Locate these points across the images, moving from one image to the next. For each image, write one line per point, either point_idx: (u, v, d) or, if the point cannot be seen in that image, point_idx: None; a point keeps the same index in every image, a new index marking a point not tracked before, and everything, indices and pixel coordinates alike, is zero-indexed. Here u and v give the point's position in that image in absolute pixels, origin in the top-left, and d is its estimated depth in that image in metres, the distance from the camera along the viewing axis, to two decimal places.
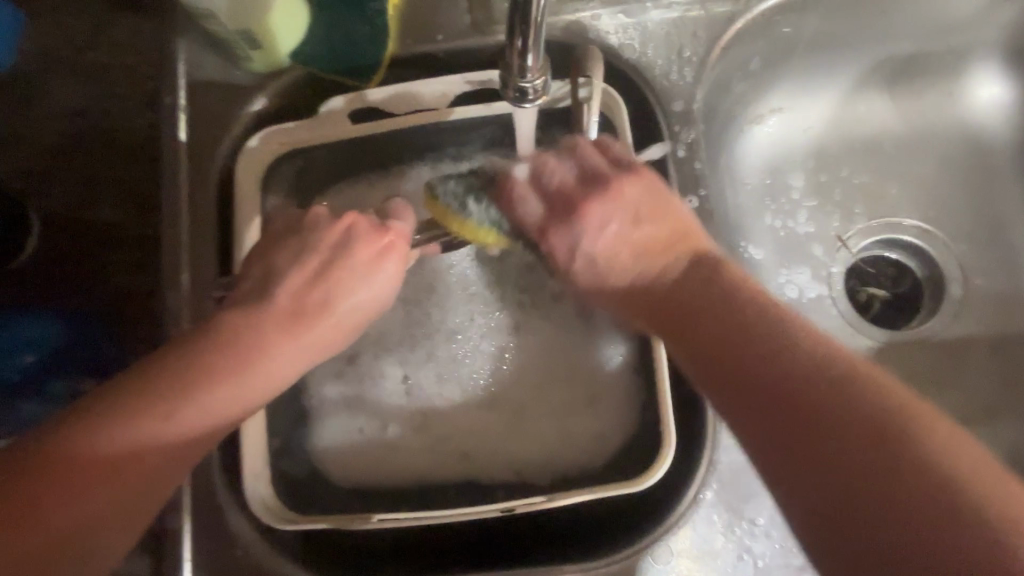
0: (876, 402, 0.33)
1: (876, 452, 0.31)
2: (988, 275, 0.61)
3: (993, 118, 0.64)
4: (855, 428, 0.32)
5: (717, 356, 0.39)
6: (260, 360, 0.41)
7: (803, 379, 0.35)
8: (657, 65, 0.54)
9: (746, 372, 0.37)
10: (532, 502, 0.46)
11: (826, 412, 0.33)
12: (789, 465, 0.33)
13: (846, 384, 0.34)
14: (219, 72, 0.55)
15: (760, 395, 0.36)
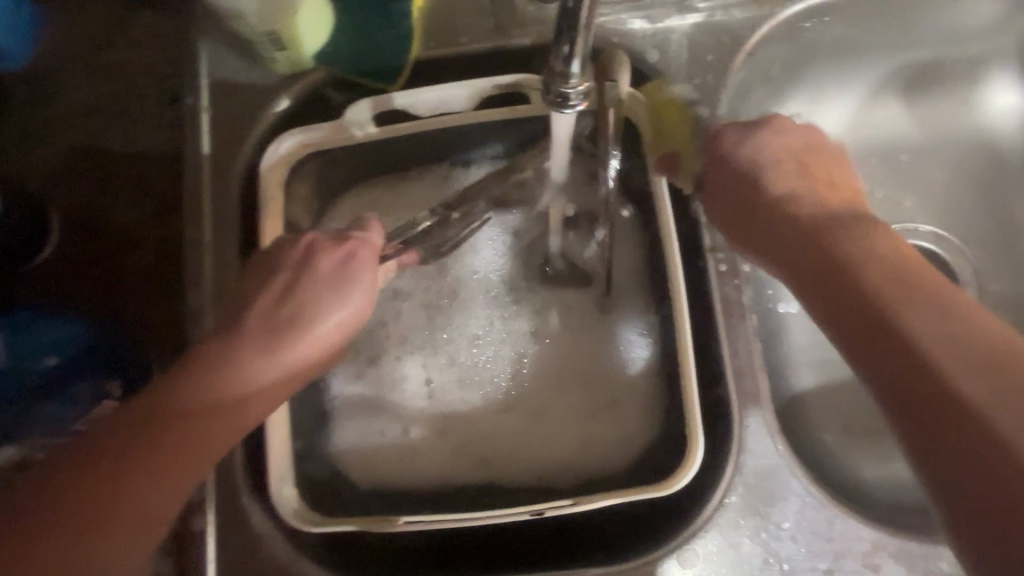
0: (972, 357, 0.33)
1: (962, 409, 0.32)
2: (1019, 281, 0.60)
3: (1010, 125, 0.62)
4: (952, 377, 0.33)
5: (826, 287, 0.40)
6: (237, 368, 0.40)
7: (898, 333, 0.36)
8: (681, 70, 0.54)
9: (857, 317, 0.37)
10: (559, 506, 0.46)
11: (929, 367, 0.34)
12: (894, 399, 0.35)
13: (956, 351, 0.34)
14: (242, 72, 0.55)
15: (868, 328, 0.37)
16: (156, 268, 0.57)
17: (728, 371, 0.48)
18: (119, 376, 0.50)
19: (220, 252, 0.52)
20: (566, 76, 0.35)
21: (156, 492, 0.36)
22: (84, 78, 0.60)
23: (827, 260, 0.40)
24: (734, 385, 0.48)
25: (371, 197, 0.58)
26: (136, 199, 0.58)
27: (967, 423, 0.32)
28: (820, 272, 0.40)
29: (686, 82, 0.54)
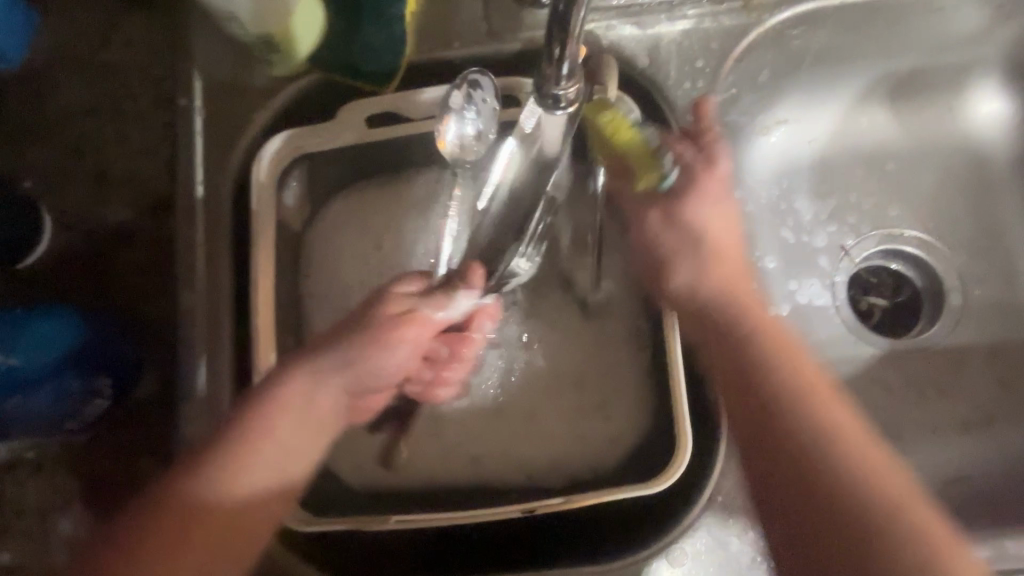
0: (859, 483, 0.40)
1: (848, 528, 0.39)
2: (1001, 286, 0.61)
3: (993, 132, 0.63)
4: (837, 509, 0.39)
5: (764, 465, 0.42)
6: (257, 441, 0.42)
7: (794, 458, 0.41)
8: (671, 75, 0.55)
9: (774, 475, 0.42)
10: (552, 503, 0.46)
11: (824, 477, 0.40)
12: (779, 511, 0.41)
13: (833, 462, 0.41)
14: (237, 73, 0.55)
15: (773, 448, 0.42)
16: (149, 271, 0.55)
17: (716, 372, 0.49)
18: (110, 376, 0.50)
19: (214, 253, 0.53)
20: (558, 80, 0.36)
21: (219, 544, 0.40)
22: (86, 70, 0.57)
23: (745, 386, 0.45)
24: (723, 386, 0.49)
25: (363, 198, 0.58)
26: (129, 197, 0.56)
27: (853, 544, 0.38)
28: (738, 368, 0.46)
29: (676, 88, 0.54)
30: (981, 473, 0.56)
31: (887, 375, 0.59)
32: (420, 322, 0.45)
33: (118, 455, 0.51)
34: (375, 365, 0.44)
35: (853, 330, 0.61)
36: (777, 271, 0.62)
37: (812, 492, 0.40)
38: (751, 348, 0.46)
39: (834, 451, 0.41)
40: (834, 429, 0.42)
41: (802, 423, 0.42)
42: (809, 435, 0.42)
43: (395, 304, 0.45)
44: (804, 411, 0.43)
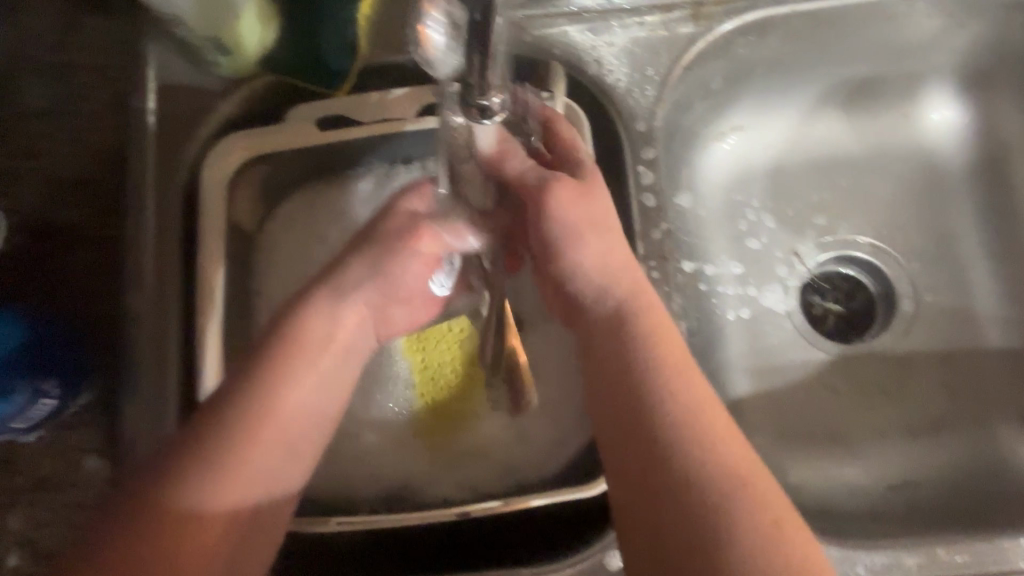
0: (676, 433, 0.37)
1: (671, 504, 0.35)
2: (953, 293, 0.62)
3: (946, 140, 0.64)
4: (679, 472, 0.36)
5: (617, 418, 0.39)
6: (307, 344, 0.42)
7: (639, 421, 0.38)
8: (620, 82, 0.55)
9: (614, 430, 0.39)
10: (486, 507, 0.46)
11: (676, 490, 0.35)
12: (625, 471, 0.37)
13: (670, 426, 0.37)
14: (189, 76, 0.55)
15: (619, 388, 0.39)
16: (99, 271, 0.54)
17: None
18: (57, 377, 0.49)
19: (163, 255, 0.53)
20: (484, 91, 0.35)
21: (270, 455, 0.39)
22: (40, 71, 0.57)
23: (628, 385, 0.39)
24: None
25: (311, 196, 0.59)
26: (80, 199, 0.55)
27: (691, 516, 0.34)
28: (616, 371, 0.40)
29: (625, 96, 0.55)
30: (927, 478, 0.56)
31: (835, 380, 0.60)
32: (432, 238, 0.46)
33: (66, 456, 0.51)
34: (397, 285, 0.46)
35: (803, 334, 0.61)
36: (727, 276, 0.62)
37: (658, 500, 0.35)
38: (641, 356, 0.40)
39: (690, 446, 0.37)
40: (691, 434, 0.37)
41: (662, 425, 0.37)
42: (691, 428, 0.37)
43: (400, 218, 0.46)
44: (678, 407, 0.38)
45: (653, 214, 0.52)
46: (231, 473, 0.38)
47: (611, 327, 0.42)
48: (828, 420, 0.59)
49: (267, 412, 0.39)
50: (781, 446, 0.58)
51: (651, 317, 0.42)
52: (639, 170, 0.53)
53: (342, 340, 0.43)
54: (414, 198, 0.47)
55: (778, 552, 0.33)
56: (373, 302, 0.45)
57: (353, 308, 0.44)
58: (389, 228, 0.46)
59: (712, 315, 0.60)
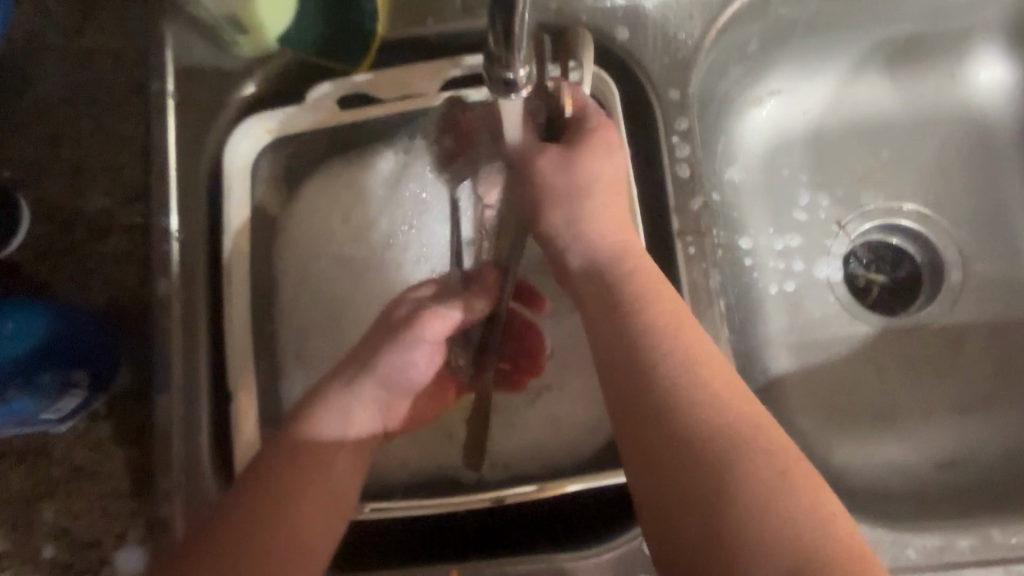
0: (679, 385, 0.39)
1: (680, 447, 0.37)
2: (1004, 262, 0.59)
3: (997, 99, 0.60)
4: (686, 417, 0.38)
5: (620, 374, 0.40)
6: (338, 397, 0.44)
7: (642, 375, 0.39)
8: (652, 48, 0.52)
9: (619, 382, 0.40)
10: (522, 491, 0.46)
11: (683, 448, 0.37)
12: (631, 416, 0.39)
13: (673, 377, 0.39)
14: (209, 57, 0.54)
15: (622, 345, 0.41)
16: (124, 260, 0.53)
17: None
18: (86, 368, 0.49)
19: (190, 242, 0.52)
20: (511, 63, 0.33)
21: (320, 493, 0.40)
22: (60, 57, 0.56)
23: (627, 352, 0.40)
24: None
25: (334, 174, 0.57)
26: (104, 186, 0.55)
27: (701, 459, 0.36)
28: (614, 339, 0.41)
29: (658, 63, 0.52)
30: (978, 455, 0.54)
31: (879, 355, 0.58)
32: (436, 319, 0.47)
33: (98, 447, 0.51)
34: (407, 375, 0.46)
35: (846, 307, 0.59)
36: (765, 250, 0.60)
37: (664, 448, 0.37)
38: (639, 324, 0.41)
39: (692, 406, 0.38)
40: (692, 395, 0.38)
41: (664, 375, 0.39)
42: (692, 388, 0.39)
43: (403, 307, 0.48)
44: (678, 369, 0.39)
45: (687, 186, 0.50)
46: (289, 510, 0.39)
47: (604, 299, 0.43)
48: (874, 397, 0.57)
49: (311, 452, 0.41)
50: (823, 424, 0.56)
51: (649, 285, 0.43)
52: (673, 140, 0.51)
53: (370, 402, 0.45)
54: (421, 288, 0.50)
55: (782, 500, 0.34)
56: (382, 390, 0.45)
57: (369, 388, 0.45)
58: (396, 315, 0.48)
59: (750, 290, 0.58)
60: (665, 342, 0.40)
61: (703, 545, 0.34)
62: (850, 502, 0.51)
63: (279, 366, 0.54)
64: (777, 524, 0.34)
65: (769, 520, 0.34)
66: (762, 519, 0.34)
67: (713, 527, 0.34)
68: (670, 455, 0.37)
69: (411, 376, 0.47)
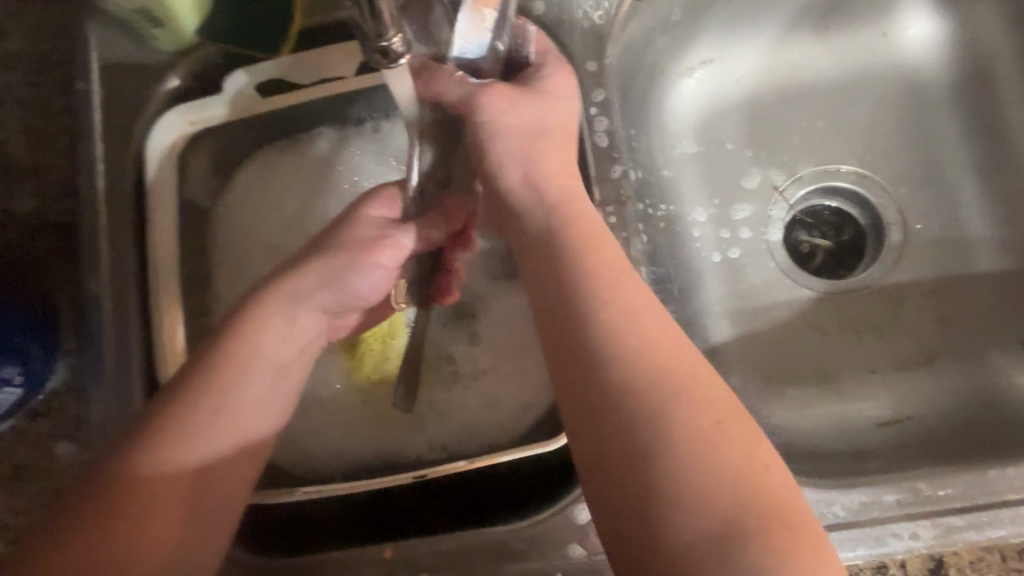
0: (616, 334, 0.35)
1: (610, 402, 0.34)
2: (943, 218, 0.58)
3: (927, 54, 0.60)
4: (619, 369, 0.34)
5: (556, 321, 0.37)
6: (256, 340, 0.40)
7: (578, 323, 0.36)
8: (567, 21, 0.52)
9: (554, 330, 0.37)
10: (446, 467, 0.46)
11: (617, 403, 0.33)
12: (564, 366, 0.36)
13: (608, 326, 0.36)
14: (130, 53, 0.53)
15: (560, 293, 0.38)
16: (58, 257, 0.54)
17: None
18: (19, 363, 0.49)
19: (118, 236, 0.51)
20: (381, 32, 0.33)
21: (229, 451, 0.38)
22: None
23: (563, 304, 0.37)
24: None
25: (270, 163, 0.58)
26: (35, 186, 0.54)
27: (630, 414, 0.33)
28: (552, 286, 0.38)
29: (575, 35, 0.52)
30: (921, 411, 0.54)
31: (820, 317, 0.57)
32: (394, 246, 0.44)
33: (37, 445, 0.51)
34: (353, 295, 0.44)
35: (786, 272, 0.59)
36: (703, 219, 0.59)
37: (597, 403, 0.34)
38: (577, 272, 0.38)
39: (627, 357, 0.35)
40: (631, 342, 0.35)
41: (597, 324, 0.36)
42: (631, 341, 0.35)
43: (366, 228, 0.44)
44: (618, 320, 0.36)
45: (606, 155, 0.50)
46: (198, 470, 0.37)
47: (545, 250, 0.40)
48: (815, 359, 0.56)
49: (225, 406, 0.38)
50: (763, 389, 0.56)
51: (589, 233, 0.40)
52: (591, 112, 0.51)
53: (288, 343, 0.42)
54: (378, 204, 0.45)
55: (719, 455, 0.32)
56: (329, 304, 0.44)
57: (305, 312, 0.42)
58: (350, 234, 0.44)
59: (689, 259, 0.58)
60: (603, 290, 0.37)
61: (638, 508, 0.31)
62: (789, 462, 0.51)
63: None
64: (711, 479, 0.31)
65: (705, 476, 0.31)
66: (698, 472, 0.31)
67: (645, 487, 0.32)
68: (605, 412, 0.34)
69: (360, 295, 0.45)
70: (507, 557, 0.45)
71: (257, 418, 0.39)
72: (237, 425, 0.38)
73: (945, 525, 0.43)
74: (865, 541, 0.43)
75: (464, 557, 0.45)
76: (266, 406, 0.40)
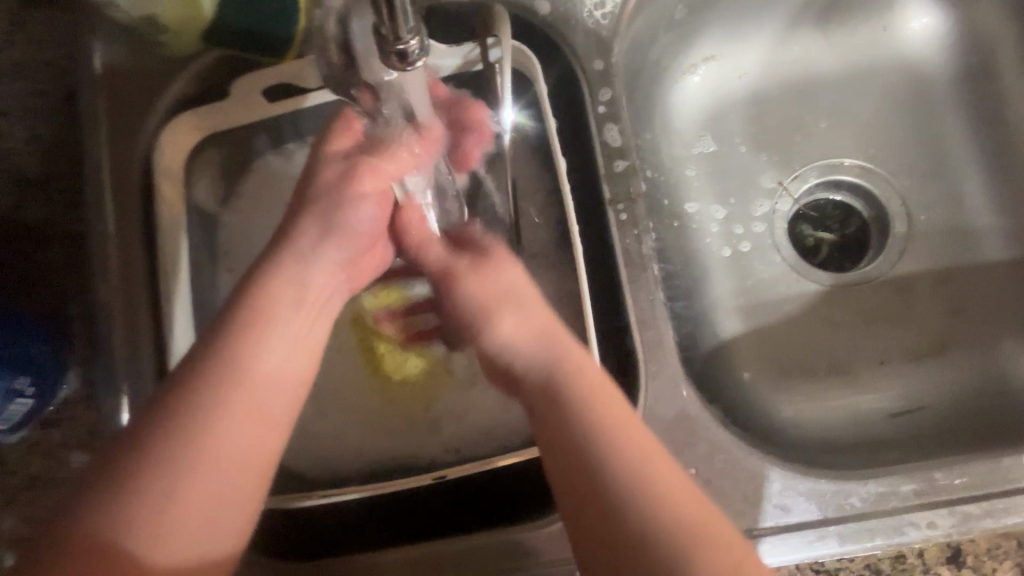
0: (627, 485, 0.35)
1: (629, 555, 0.34)
2: (947, 210, 0.59)
3: (928, 47, 0.60)
4: (633, 524, 0.34)
5: (565, 465, 0.37)
6: (244, 345, 0.37)
7: (589, 474, 0.36)
8: (573, 21, 0.52)
9: (563, 473, 0.37)
10: (465, 469, 0.46)
11: (635, 555, 0.34)
12: (577, 514, 0.36)
13: (615, 479, 0.36)
14: (136, 60, 0.53)
15: (566, 439, 0.37)
16: (63, 266, 0.52)
17: (632, 323, 0.47)
18: (30, 374, 0.46)
19: (127, 245, 0.51)
20: (399, 35, 0.32)
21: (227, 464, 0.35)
22: None
23: (572, 447, 0.37)
24: (639, 337, 0.47)
25: (283, 175, 0.58)
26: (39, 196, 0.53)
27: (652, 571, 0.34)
28: (556, 429, 0.38)
29: (581, 35, 0.52)
30: (930, 402, 0.54)
31: (829, 310, 0.58)
32: (372, 172, 0.43)
33: (50, 455, 0.49)
34: (352, 228, 0.43)
35: (794, 267, 0.59)
36: (710, 215, 0.59)
37: (615, 553, 0.34)
38: (584, 419, 0.37)
39: (644, 510, 0.35)
40: (642, 489, 0.35)
41: (610, 476, 0.36)
42: (640, 488, 0.35)
43: (332, 168, 0.42)
44: (628, 471, 0.36)
45: (616, 154, 0.50)
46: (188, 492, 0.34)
47: (547, 393, 0.39)
48: (825, 355, 0.56)
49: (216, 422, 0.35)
50: (774, 383, 0.56)
51: (591, 376, 0.39)
52: (599, 112, 0.51)
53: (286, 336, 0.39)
54: (339, 137, 0.43)
55: None
56: (336, 255, 0.42)
57: (316, 270, 0.41)
58: (325, 180, 0.42)
59: (697, 255, 0.58)
60: (609, 437, 0.37)
61: None
62: (801, 456, 0.51)
63: None
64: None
65: None
66: None
67: None
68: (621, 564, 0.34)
69: (360, 228, 0.43)
70: (526, 555, 0.45)
71: (253, 422, 0.36)
72: (229, 435, 0.35)
73: (961, 513, 0.43)
74: (883, 531, 0.43)
75: (484, 555, 0.45)
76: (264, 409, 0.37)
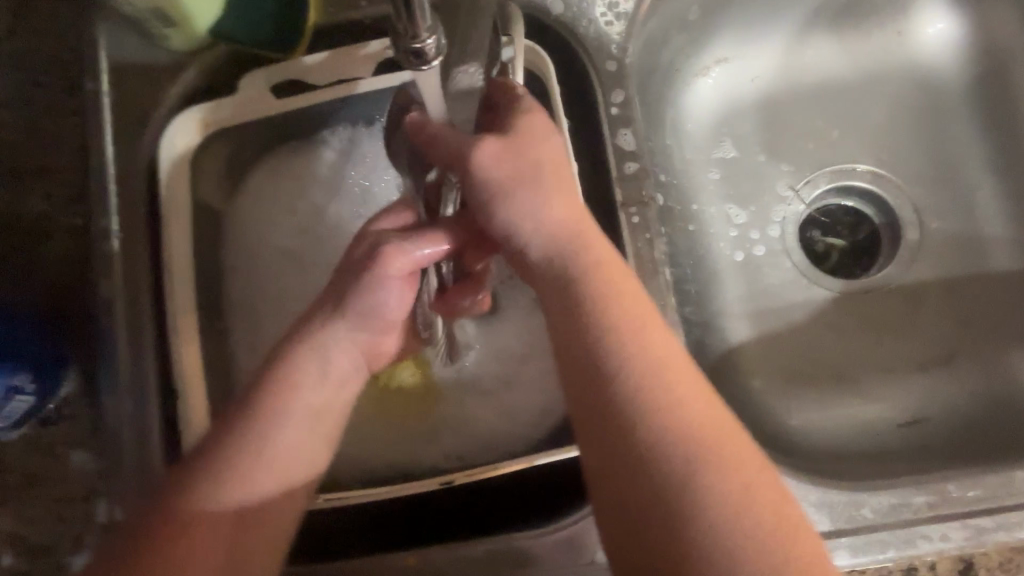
0: (632, 373, 0.34)
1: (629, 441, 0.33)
2: (959, 218, 0.58)
3: (941, 53, 0.60)
4: (632, 410, 0.34)
5: (569, 352, 0.36)
6: (289, 378, 0.38)
7: (593, 363, 0.35)
8: (585, 22, 0.52)
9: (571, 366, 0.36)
10: (470, 473, 0.45)
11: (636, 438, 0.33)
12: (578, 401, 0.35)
13: (618, 373, 0.35)
14: (142, 53, 0.52)
15: (572, 330, 0.36)
16: (66, 265, 0.51)
17: None
18: (30, 371, 0.45)
19: (132, 239, 0.50)
20: (416, 32, 0.31)
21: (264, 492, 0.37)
22: None
23: (582, 336, 0.36)
24: None
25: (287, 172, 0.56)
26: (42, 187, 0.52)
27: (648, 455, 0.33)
28: (564, 320, 0.37)
29: (594, 36, 0.52)
30: (939, 412, 0.54)
31: (839, 316, 0.57)
32: (402, 258, 0.40)
33: (51, 453, 0.47)
34: (383, 313, 0.40)
35: (804, 273, 0.58)
36: (719, 218, 0.59)
37: (615, 435, 0.33)
38: (592, 305, 0.36)
39: (655, 400, 0.34)
40: (652, 383, 0.34)
41: (615, 364, 0.35)
42: (650, 383, 0.34)
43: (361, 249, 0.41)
44: (640, 362, 0.35)
45: (629, 156, 0.50)
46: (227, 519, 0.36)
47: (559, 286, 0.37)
48: (835, 363, 0.56)
49: (258, 452, 0.37)
50: (783, 390, 0.55)
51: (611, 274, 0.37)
52: (612, 114, 0.50)
53: (336, 369, 0.39)
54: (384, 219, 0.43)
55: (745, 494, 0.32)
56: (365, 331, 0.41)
57: (341, 347, 0.40)
58: (355, 265, 0.41)
59: (708, 260, 0.57)
60: (622, 330, 0.36)
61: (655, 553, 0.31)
62: (812, 466, 0.50)
63: (231, 362, 0.53)
64: (756, 554, 0.30)
65: (732, 525, 0.31)
66: (727, 516, 0.31)
67: (671, 528, 0.31)
68: (621, 448, 0.33)
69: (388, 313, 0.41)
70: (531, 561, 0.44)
71: (295, 453, 0.38)
72: (277, 465, 0.37)
73: (974, 526, 0.43)
74: (895, 543, 0.42)
75: (489, 562, 0.44)
76: (311, 440, 0.38)
